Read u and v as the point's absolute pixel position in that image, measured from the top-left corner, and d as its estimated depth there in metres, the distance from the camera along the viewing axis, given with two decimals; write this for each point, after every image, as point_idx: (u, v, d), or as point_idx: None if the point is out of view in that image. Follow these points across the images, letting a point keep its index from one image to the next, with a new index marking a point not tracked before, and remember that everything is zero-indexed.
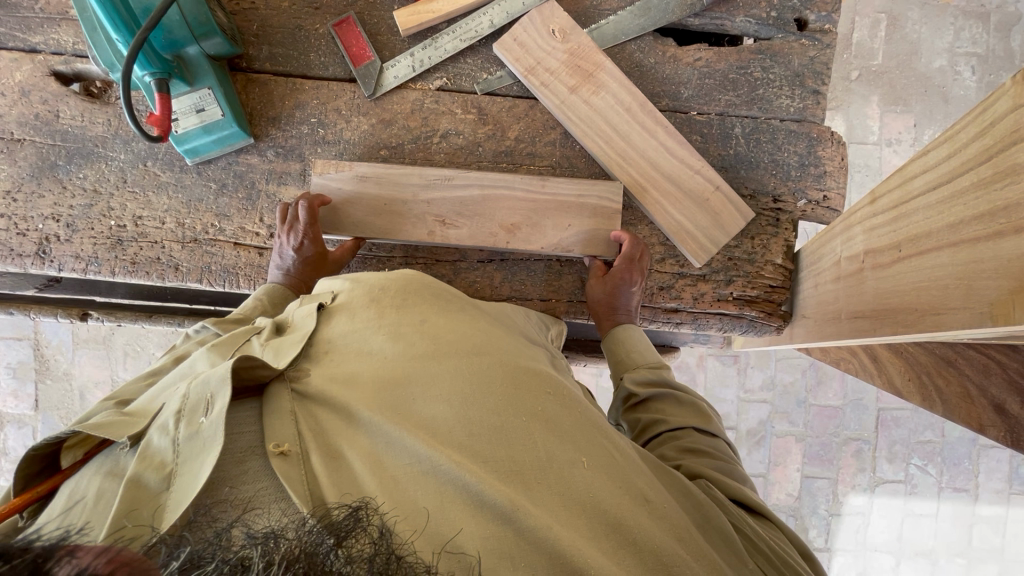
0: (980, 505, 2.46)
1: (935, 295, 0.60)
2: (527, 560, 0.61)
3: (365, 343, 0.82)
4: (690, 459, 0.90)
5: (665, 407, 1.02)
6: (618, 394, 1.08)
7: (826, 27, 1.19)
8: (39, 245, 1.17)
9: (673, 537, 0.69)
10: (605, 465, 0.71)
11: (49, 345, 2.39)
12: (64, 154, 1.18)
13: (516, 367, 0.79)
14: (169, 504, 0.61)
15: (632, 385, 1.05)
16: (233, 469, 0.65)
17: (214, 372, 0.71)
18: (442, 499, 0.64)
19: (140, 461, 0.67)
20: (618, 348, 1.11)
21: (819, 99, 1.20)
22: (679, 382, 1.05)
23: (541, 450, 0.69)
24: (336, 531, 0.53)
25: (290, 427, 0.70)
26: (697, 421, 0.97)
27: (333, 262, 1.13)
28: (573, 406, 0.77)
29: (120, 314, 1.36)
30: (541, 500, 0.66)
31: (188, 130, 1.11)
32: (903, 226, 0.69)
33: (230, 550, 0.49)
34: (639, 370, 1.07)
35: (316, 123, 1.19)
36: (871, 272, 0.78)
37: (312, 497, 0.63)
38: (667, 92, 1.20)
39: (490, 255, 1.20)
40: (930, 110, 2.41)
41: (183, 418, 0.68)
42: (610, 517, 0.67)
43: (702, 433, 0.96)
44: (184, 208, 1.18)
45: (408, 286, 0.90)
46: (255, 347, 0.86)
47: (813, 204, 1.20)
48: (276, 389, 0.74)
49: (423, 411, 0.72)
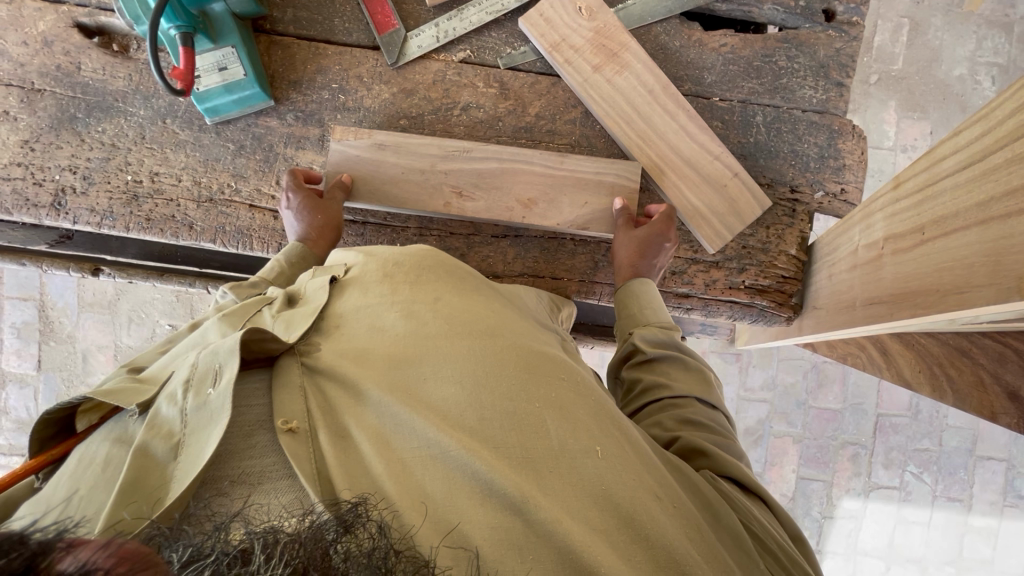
0: (973, 515, 2.46)
1: (960, 274, 0.60)
2: (535, 552, 0.62)
3: (377, 318, 0.83)
4: (688, 431, 0.89)
5: (670, 372, 1.00)
6: (622, 346, 1.07)
7: (854, 18, 1.19)
8: (55, 196, 1.17)
9: (685, 536, 0.68)
10: (618, 456, 0.70)
11: (54, 306, 2.39)
12: (84, 106, 1.18)
13: (530, 352, 0.79)
14: (175, 475, 0.62)
15: (639, 342, 1.04)
16: (240, 441, 0.65)
17: (223, 342, 0.71)
18: (451, 486, 0.64)
19: (148, 429, 0.67)
20: (630, 301, 1.09)
21: (843, 91, 1.19)
22: (686, 346, 1.03)
23: (552, 438, 0.69)
24: (338, 524, 0.53)
25: (299, 402, 0.70)
26: (701, 391, 0.97)
27: (327, 198, 1.09)
28: (586, 394, 0.77)
29: (132, 272, 1.35)
30: (552, 490, 0.66)
31: (209, 88, 1.10)
32: (926, 209, 0.69)
33: (230, 541, 0.49)
34: (650, 328, 1.05)
35: (337, 89, 1.19)
36: (891, 258, 0.78)
37: (318, 477, 0.64)
38: (690, 77, 1.20)
39: (505, 230, 1.19)
40: (947, 118, 2.40)
41: (191, 388, 0.69)
42: (622, 510, 0.66)
43: (703, 403, 0.95)
44: (201, 167, 1.18)
45: (422, 263, 0.91)
46: (266, 317, 0.86)
47: (830, 196, 1.20)
48: (286, 362, 0.75)
49: (433, 393, 0.72)
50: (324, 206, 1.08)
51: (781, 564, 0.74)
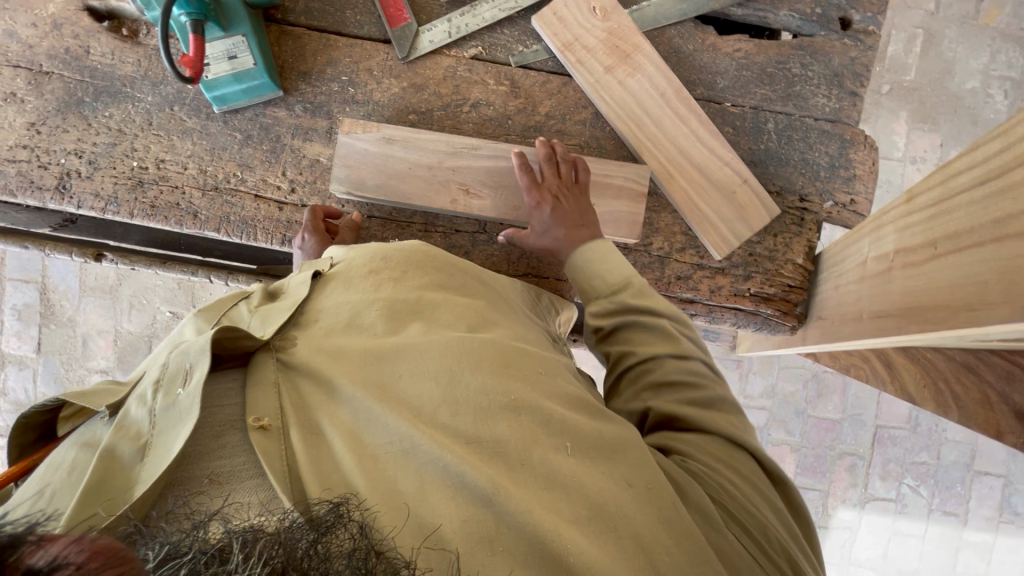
0: (969, 530, 2.45)
1: (972, 291, 0.58)
2: (504, 544, 0.62)
3: (358, 314, 0.85)
4: (659, 399, 0.86)
5: (634, 338, 0.94)
6: (588, 328, 1.01)
7: (870, 28, 1.18)
8: (60, 179, 1.16)
9: (657, 522, 0.67)
10: (589, 452, 0.72)
11: (56, 289, 2.39)
12: (91, 90, 1.17)
13: (506, 345, 0.79)
14: (139, 475, 0.62)
15: (597, 319, 0.98)
16: (209, 442, 0.66)
17: (195, 342, 0.72)
18: (422, 480, 0.65)
19: (117, 430, 0.68)
20: (583, 274, 1.03)
21: (856, 100, 1.18)
22: (639, 299, 0.96)
23: (524, 433, 0.70)
24: (318, 524, 0.53)
25: (272, 399, 0.71)
26: (664, 347, 0.90)
27: (337, 240, 1.11)
28: (561, 389, 0.78)
29: (134, 258, 1.30)
30: (523, 484, 0.66)
31: (218, 77, 1.10)
32: (941, 223, 0.68)
33: (209, 540, 0.49)
34: (599, 301, 0.99)
35: (346, 82, 1.18)
36: (900, 271, 0.77)
37: (288, 474, 0.64)
38: (702, 81, 1.19)
39: (511, 229, 1.18)
40: (958, 130, 2.38)
41: (160, 388, 0.69)
42: (592, 502, 0.67)
43: (673, 358, 0.89)
44: (207, 155, 1.18)
45: (411, 257, 0.94)
46: (244, 313, 0.89)
47: (840, 206, 1.18)
48: (260, 359, 0.76)
49: (407, 389, 0.73)
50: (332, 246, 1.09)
51: (758, 545, 0.71)
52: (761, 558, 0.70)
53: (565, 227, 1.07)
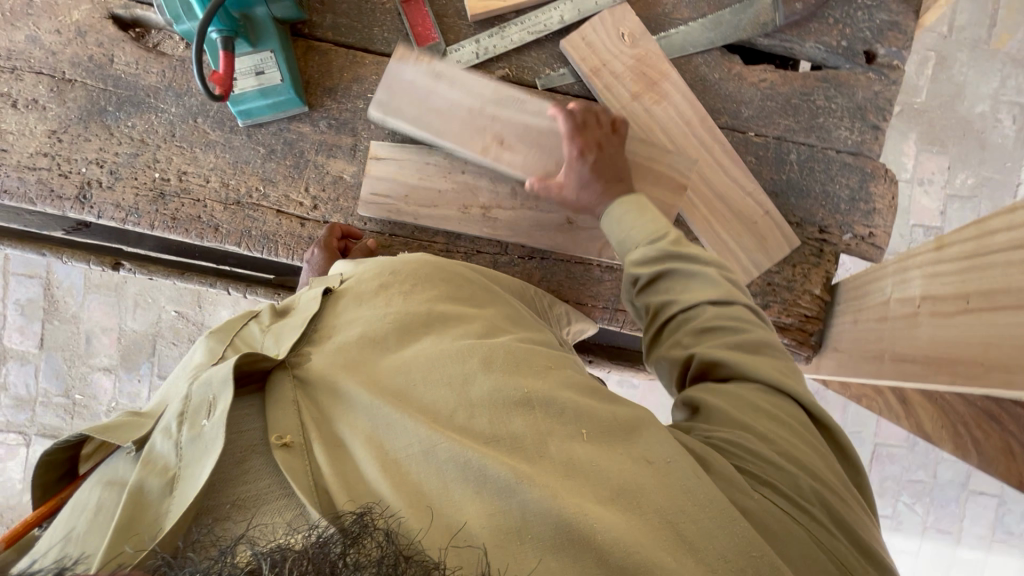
0: (962, 548, 2.49)
1: (1008, 353, 0.59)
2: (532, 535, 0.61)
3: (370, 326, 0.85)
4: (700, 345, 0.84)
5: (673, 285, 0.92)
6: (626, 279, 0.99)
7: (895, 62, 1.19)
8: (80, 189, 1.16)
9: (683, 493, 0.64)
10: (605, 438, 0.70)
11: (60, 285, 2.37)
12: (114, 100, 1.16)
13: (514, 347, 0.80)
14: (169, 508, 0.63)
15: (635, 267, 0.96)
16: (233, 469, 0.66)
17: (216, 372, 0.72)
18: (444, 482, 0.65)
19: (144, 465, 0.68)
20: (620, 225, 1.01)
21: (879, 134, 1.19)
22: (676, 247, 0.94)
23: (538, 425, 0.70)
24: (345, 536, 0.52)
25: (293, 416, 0.71)
26: (710, 293, 0.88)
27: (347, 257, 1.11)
28: (572, 382, 0.77)
29: (153, 268, 1.30)
30: (544, 473, 0.65)
31: (245, 91, 1.09)
32: (974, 278, 0.69)
33: (238, 565, 0.48)
34: (638, 249, 0.97)
35: (372, 99, 1.18)
36: (928, 318, 0.78)
37: (317, 492, 0.64)
38: (727, 110, 1.20)
39: (532, 251, 1.19)
40: (966, 154, 2.40)
41: (185, 420, 0.70)
42: (614, 483, 0.65)
43: (719, 305, 0.87)
44: (230, 169, 1.17)
45: (420, 272, 0.95)
46: (255, 331, 0.89)
47: (858, 239, 1.19)
48: (279, 376, 0.76)
49: (423, 396, 0.74)
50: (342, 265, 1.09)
51: (794, 504, 0.67)
52: (799, 515, 0.66)
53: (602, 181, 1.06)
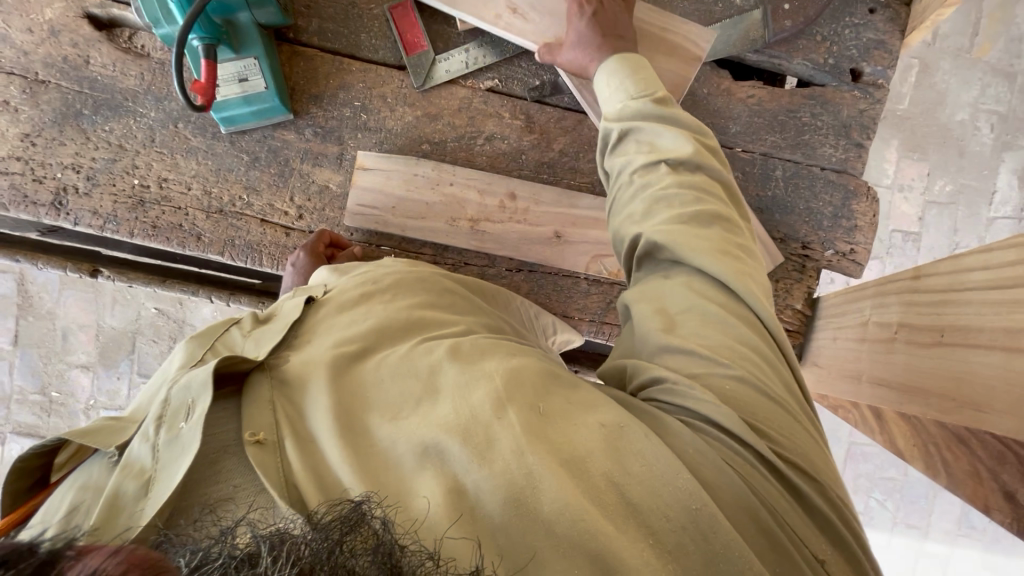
0: (929, 542, 2.58)
1: (979, 391, 0.61)
2: (488, 508, 0.59)
3: (347, 327, 0.84)
4: (651, 223, 0.81)
5: (642, 146, 0.89)
6: (600, 136, 0.96)
7: (880, 81, 1.20)
8: (56, 194, 1.12)
9: (634, 458, 0.62)
10: (565, 411, 0.68)
11: (35, 281, 2.31)
12: (90, 103, 1.13)
13: (482, 339, 0.79)
14: (143, 509, 0.61)
15: (609, 122, 0.93)
16: (207, 471, 0.65)
17: (196, 375, 0.71)
18: (405, 468, 0.64)
19: (121, 469, 0.67)
20: (603, 85, 0.97)
21: (862, 152, 1.21)
22: (655, 109, 0.89)
23: (500, 400, 0.67)
24: (343, 524, 0.51)
25: (268, 416, 0.70)
26: (680, 151, 0.84)
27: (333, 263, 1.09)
28: (540, 363, 0.76)
29: (132, 275, 1.26)
30: (501, 443, 0.63)
31: (227, 98, 1.07)
32: (949, 312, 0.71)
33: (237, 546, 0.48)
34: (616, 109, 0.93)
35: (359, 107, 1.16)
36: (904, 345, 0.80)
37: (286, 485, 0.62)
38: (715, 125, 1.20)
39: (520, 264, 1.18)
40: (945, 161, 2.45)
41: (163, 423, 0.69)
42: (568, 454, 0.63)
43: (688, 168, 0.83)
44: (212, 176, 1.15)
45: (402, 280, 0.94)
46: (236, 337, 0.87)
47: (840, 255, 1.22)
48: (257, 378, 0.76)
49: (389, 391, 0.73)
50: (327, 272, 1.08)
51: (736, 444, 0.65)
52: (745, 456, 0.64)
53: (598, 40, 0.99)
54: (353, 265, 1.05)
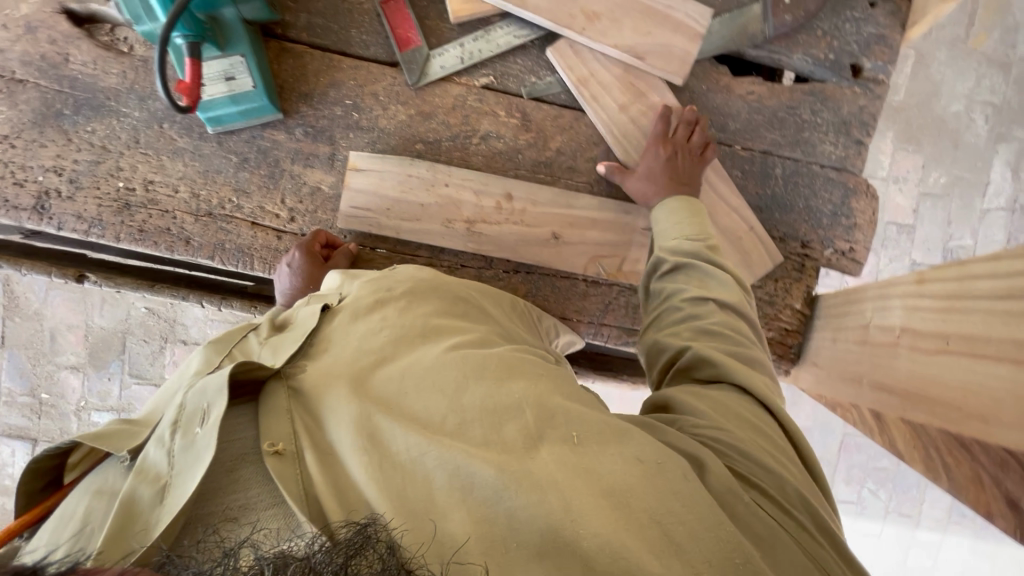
0: (920, 530, 2.62)
1: (986, 403, 0.60)
2: (520, 539, 0.59)
3: (366, 338, 0.82)
4: (697, 342, 0.88)
5: (691, 280, 0.97)
6: (649, 262, 1.05)
7: (880, 77, 1.18)
8: (38, 198, 1.09)
9: (671, 497, 0.63)
10: (597, 438, 0.68)
11: (20, 281, 2.25)
12: (71, 103, 1.09)
13: (511, 357, 0.78)
14: (158, 517, 0.61)
15: (663, 253, 1.02)
16: (223, 478, 0.64)
17: (212, 380, 0.69)
18: (433, 487, 0.62)
19: (137, 474, 0.66)
20: (665, 217, 1.05)
21: (862, 150, 1.20)
22: (710, 253, 0.99)
23: (532, 431, 0.68)
24: (347, 547, 0.51)
25: (286, 425, 0.69)
26: (731, 297, 0.93)
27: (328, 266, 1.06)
28: (569, 392, 0.76)
29: (120, 281, 1.22)
30: (535, 472, 0.63)
31: (214, 98, 1.03)
32: (954, 320, 0.70)
33: (240, 567, 0.48)
34: (676, 240, 1.02)
35: (350, 106, 1.13)
36: (907, 351, 0.79)
37: (307, 500, 0.62)
38: (714, 122, 1.18)
39: (517, 266, 1.17)
40: (940, 152, 2.45)
41: (179, 428, 0.68)
42: (604, 487, 0.63)
43: (732, 310, 0.92)
44: (201, 178, 1.11)
45: (416, 287, 0.93)
46: (254, 343, 0.86)
47: (839, 254, 1.21)
48: (274, 386, 0.74)
49: (415, 404, 0.71)
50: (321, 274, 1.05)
51: (777, 505, 0.68)
52: (787, 521, 0.67)
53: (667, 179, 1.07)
54: (361, 271, 1.04)
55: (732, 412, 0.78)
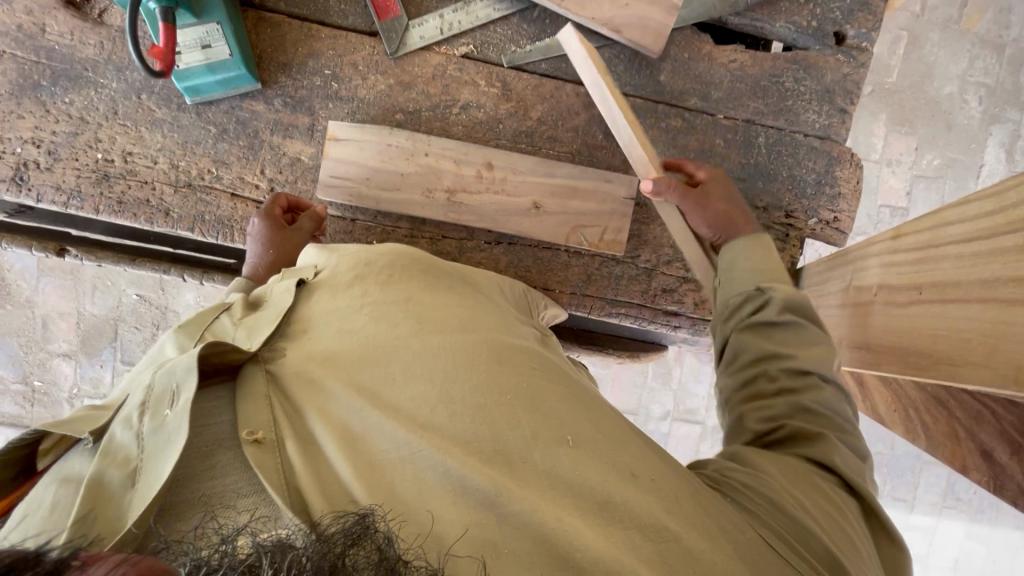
0: (915, 514, 2.62)
1: (954, 345, 0.60)
2: (512, 544, 0.60)
3: (346, 321, 0.81)
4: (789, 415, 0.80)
5: (794, 339, 0.87)
6: (740, 304, 0.94)
7: (864, 44, 1.17)
8: (16, 170, 1.09)
9: (661, 508, 0.64)
10: (591, 441, 0.69)
11: (11, 269, 2.25)
12: (49, 73, 1.08)
13: (501, 346, 0.78)
14: (131, 501, 0.60)
15: (769, 299, 0.91)
16: (198, 464, 0.63)
17: (180, 361, 0.69)
18: (423, 484, 0.63)
19: (103, 456, 0.65)
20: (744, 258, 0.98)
21: (846, 118, 1.19)
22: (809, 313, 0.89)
23: (524, 430, 0.68)
24: (345, 537, 0.51)
25: (265, 413, 0.68)
26: (831, 369, 0.83)
27: (294, 228, 1.06)
28: (559, 385, 0.77)
29: (100, 253, 1.25)
30: (527, 480, 0.64)
31: (191, 67, 1.03)
32: (927, 271, 0.69)
33: (238, 554, 0.48)
34: (786, 289, 0.91)
35: (329, 76, 1.12)
36: (883, 307, 0.79)
37: (288, 488, 0.62)
38: (696, 92, 1.18)
39: (499, 237, 1.16)
40: (933, 134, 2.43)
41: (147, 410, 0.67)
42: (597, 495, 0.64)
43: (831, 385, 0.82)
44: (180, 149, 1.11)
45: (396, 262, 0.91)
46: (225, 325, 0.84)
47: (823, 223, 1.20)
48: (250, 371, 0.73)
49: (400, 394, 0.71)
50: (287, 235, 1.04)
51: (794, 550, 0.66)
52: (798, 563, 0.65)
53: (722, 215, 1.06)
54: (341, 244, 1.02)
55: (801, 482, 0.73)
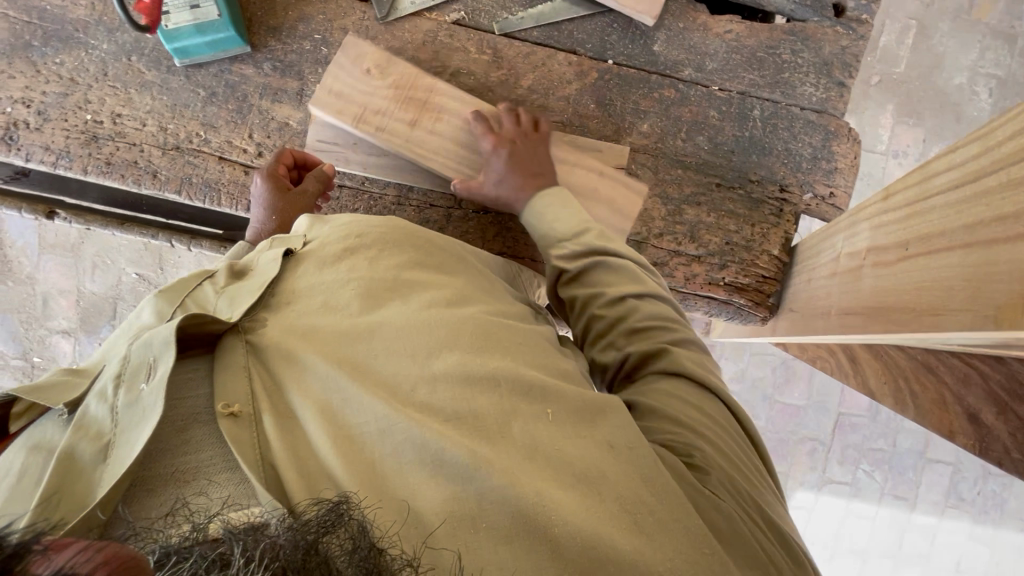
0: (916, 514, 2.56)
1: (936, 295, 0.58)
2: (491, 519, 0.59)
3: (331, 295, 0.78)
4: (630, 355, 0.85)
5: (602, 279, 0.93)
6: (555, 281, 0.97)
7: (863, 16, 1.15)
8: (6, 129, 1.09)
9: (640, 485, 0.64)
10: (571, 420, 0.69)
11: (13, 245, 2.28)
12: (41, 34, 1.09)
13: (489, 321, 0.77)
14: (102, 478, 0.58)
15: (564, 261, 0.96)
16: (172, 439, 0.62)
17: (160, 332, 0.66)
18: (402, 462, 0.62)
19: (76, 428, 0.63)
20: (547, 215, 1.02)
21: (844, 91, 1.16)
22: (599, 242, 0.95)
23: (504, 408, 0.67)
24: (320, 525, 0.50)
25: (242, 386, 0.67)
26: (637, 284, 0.91)
27: (299, 191, 1.03)
28: (543, 363, 0.76)
29: (91, 218, 1.25)
30: (507, 456, 0.63)
31: (179, 27, 1.02)
32: (914, 226, 0.67)
33: (208, 541, 0.46)
34: (565, 241, 0.98)
35: (319, 41, 1.12)
36: (871, 270, 0.77)
37: (263, 465, 0.61)
38: (690, 62, 1.16)
39: (487, 206, 1.15)
40: (942, 126, 2.38)
41: (124, 383, 0.64)
42: (577, 472, 0.64)
43: (645, 296, 0.90)
44: (168, 112, 1.11)
45: (388, 236, 0.86)
46: (208, 293, 0.80)
47: (819, 199, 1.17)
48: (230, 342, 0.71)
49: (383, 369, 0.70)
50: (291, 199, 1.02)
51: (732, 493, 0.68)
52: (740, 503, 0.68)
53: (521, 173, 1.06)
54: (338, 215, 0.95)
55: (670, 394, 0.79)
